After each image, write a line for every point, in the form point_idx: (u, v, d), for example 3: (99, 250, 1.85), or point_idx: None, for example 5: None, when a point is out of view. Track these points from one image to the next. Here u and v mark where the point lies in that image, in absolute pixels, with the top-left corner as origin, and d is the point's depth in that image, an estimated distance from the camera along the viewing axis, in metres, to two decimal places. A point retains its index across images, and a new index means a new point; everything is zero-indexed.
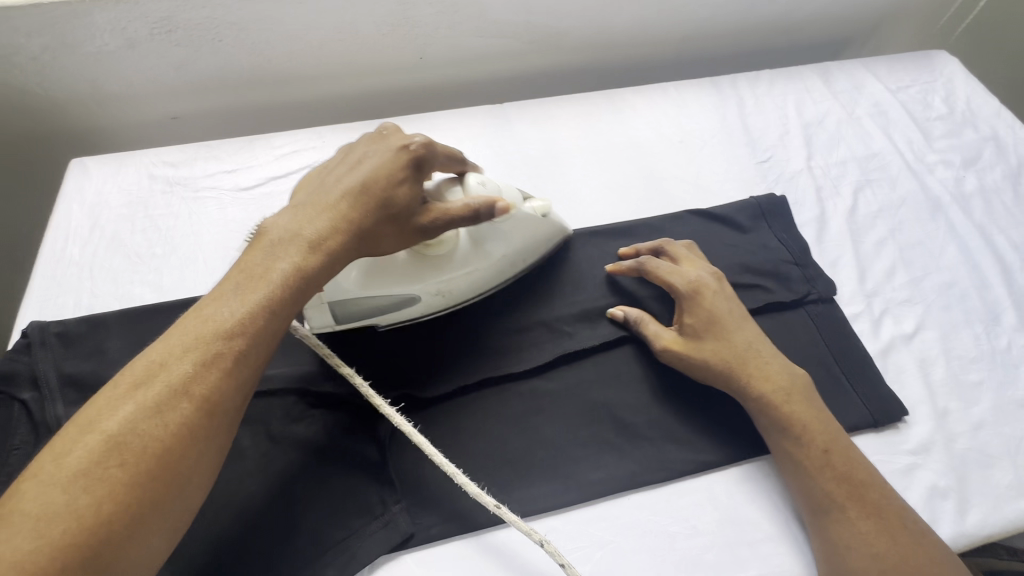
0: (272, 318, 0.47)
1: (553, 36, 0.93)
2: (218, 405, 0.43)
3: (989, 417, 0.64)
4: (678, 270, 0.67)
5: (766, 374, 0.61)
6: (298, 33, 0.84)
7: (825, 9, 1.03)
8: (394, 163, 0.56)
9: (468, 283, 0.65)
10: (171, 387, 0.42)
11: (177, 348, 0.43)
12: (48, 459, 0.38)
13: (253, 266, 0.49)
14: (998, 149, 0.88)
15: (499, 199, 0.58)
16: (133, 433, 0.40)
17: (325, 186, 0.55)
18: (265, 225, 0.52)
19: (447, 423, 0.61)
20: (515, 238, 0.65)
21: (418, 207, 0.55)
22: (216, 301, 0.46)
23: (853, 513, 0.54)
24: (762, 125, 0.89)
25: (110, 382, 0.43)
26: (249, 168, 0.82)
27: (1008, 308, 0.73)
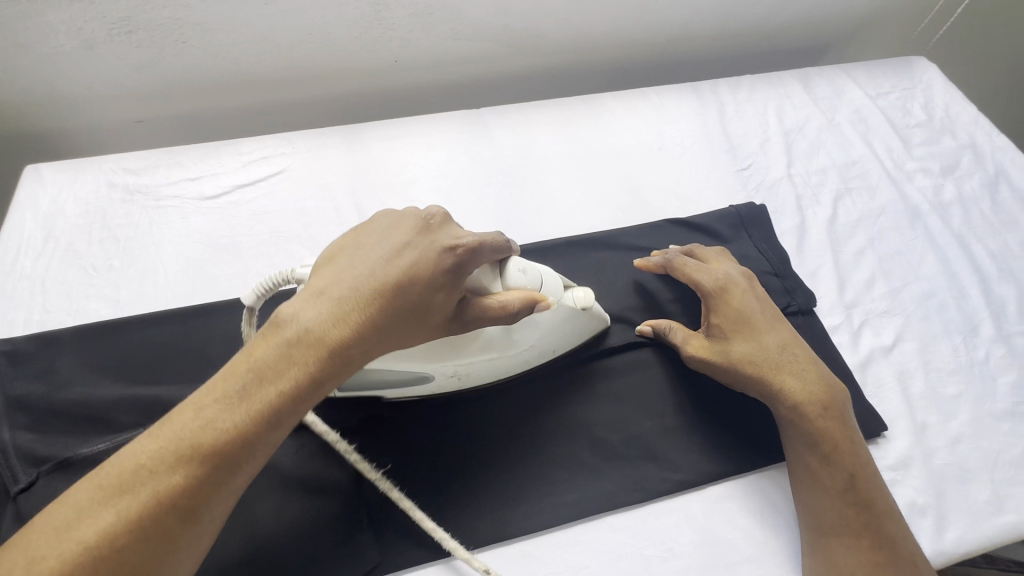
0: (271, 429, 0.43)
1: (530, 39, 0.91)
2: (202, 522, 0.40)
3: (967, 431, 0.64)
4: (706, 268, 0.67)
5: (804, 388, 0.60)
6: (265, 35, 0.81)
7: (805, 14, 1.03)
8: (436, 265, 0.47)
9: (486, 367, 0.58)
10: (154, 502, 0.38)
11: (168, 456, 0.39)
12: (22, 558, 0.36)
13: (263, 365, 0.43)
14: (976, 157, 0.88)
15: (540, 299, 0.52)
16: (108, 550, 0.37)
17: (357, 269, 0.47)
18: (285, 311, 0.45)
19: (417, 445, 0.59)
20: (547, 328, 0.59)
21: (449, 315, 0.49)
22: (215, 401, 0.42)
23: (862, 540, 0.54)
24: (742, 132, 0.88)
25: (94, 474, 0.39)
26: (214, 175, 0.79)
27: (986, 319, 0.73)
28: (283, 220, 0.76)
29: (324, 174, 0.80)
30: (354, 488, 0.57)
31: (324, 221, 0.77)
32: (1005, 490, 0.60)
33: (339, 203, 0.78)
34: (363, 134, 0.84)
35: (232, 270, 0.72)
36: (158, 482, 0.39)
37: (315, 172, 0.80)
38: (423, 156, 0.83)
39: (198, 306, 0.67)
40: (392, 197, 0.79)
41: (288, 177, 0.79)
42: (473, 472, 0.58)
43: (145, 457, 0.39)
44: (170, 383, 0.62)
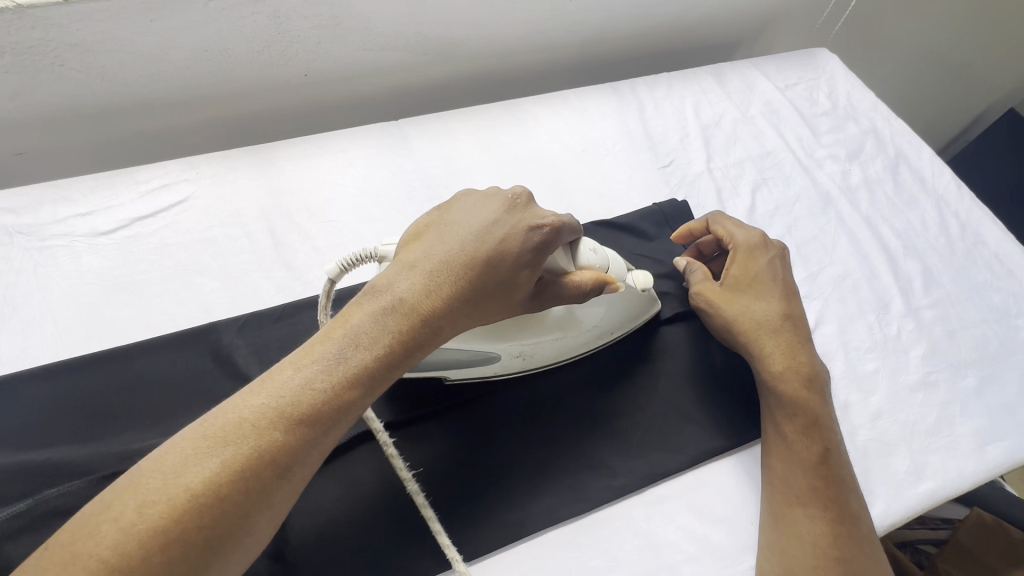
0: (364, 392, 0.44)
1: (446, 46, 0.89)
2: (296, 480, 0.41)
3: (886, 406, 0.67)
4: (744, 228, 0.70)
5: (790, 357, 0.62)
6: (155, 53, 0.75)
7: (715, 11, 1.06)
8: (525, 240, 0.51)
9: (552, 345, 0.61)
10: (257, 455, 0.39)
11: (274, 410, 0.41)
12: (130, 501, 0.36)
13: (361, 329, 0.45)
14: (878, 141, 0.94)
15: (610, 281, 0.56)
16: (213, 499, 0.37)
17: (449, 242, 0.51)
18: (382, 281, 0.48)
19: (347, 481, 0.56)
20: (611, 305, 0.62)
21: (531, 292, 0.53)
22: (317, 361, 0.43)
23: (829, 512, 0.54)
24: (662, 130, 0.90)
25: (198, 424, 0.40)
26: (109, 209, 0.73)
27: (896, 295, 0.76)
28: (189, 251, 0.71)
29: (232, 199, 0.75)
30: (283, 533, 0.53)
31: (235, 249, 0.72)
32: (922, 458, 0.63)
33: (251, 228, 0.74)
34: (274, 154, 0.80)
35: (133, 311, 0.66)
36: (263, 435, 0.40)
37: (221, 198, 0.75)
38: (340, 173, 0.79)
39: (93, 354, 0.61)
40: (308, 219, 0.75)
41: (194, 205, 0.74)
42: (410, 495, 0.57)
43: (249, 412, 0.40)
44: (64, 443, 0.56)
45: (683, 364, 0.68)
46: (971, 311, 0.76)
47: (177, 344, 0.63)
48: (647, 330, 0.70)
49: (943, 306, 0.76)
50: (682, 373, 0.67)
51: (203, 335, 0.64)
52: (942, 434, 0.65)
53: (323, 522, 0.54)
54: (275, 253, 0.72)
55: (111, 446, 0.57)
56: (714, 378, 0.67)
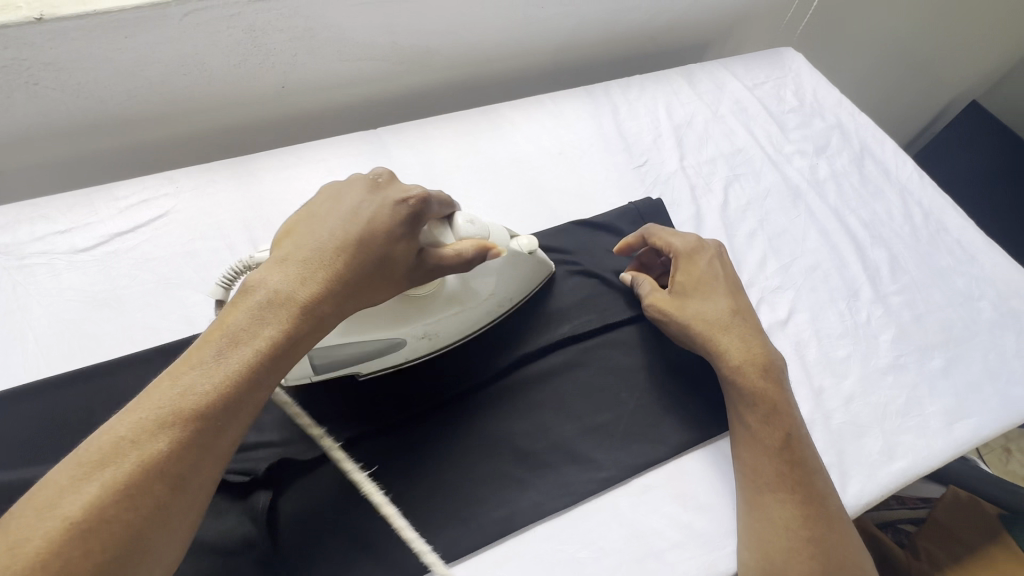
0: (253, 387, 0.43)
1: (421, 55, 0.91)
2: (192, 486, 0.40)
3: (858, 389, 0.69)
4: (678, 234, 0.73)
5: (744, 350, 0.64)
6: (131, 69, 0.75)
7: (684, 15, 1.09)
8: (392, 217, 0.51)
9: (454, 322, 0.63)
10: (141, 469, 0.38)
11: (153, 423, 0.39)
12: (2, 543, 0.34)
13: (237, 329, 0.44)
14: (844, 135, 0.97)
15: (492, 246, 0.57)
16: (99, 523, 0.36)
17: (318, 230, 0.50)
18: (254, 278, 0.47)
19: (336, 484, 0.57)
20: (502, 274, 0.65)
21: (412, 265, 0.53)
22: (196, 367, 0.42)
23: (798, 495, 0.56)
24: (635, 131, 0.92)
25: (71, 453, 0.39)
26: (88, 225, 0.73)
27: (865, 283, 0.79)
28: (170, 265, 0.71)
29: (213, 211, 0.76)
30: (274, 538, 0.54)
31: (217, 262, 0.72)
32: (894, 439, 0.66)
33: (233, 240, 0.74)
34: (255, 166, 0.81)
35: (114, 326, 0.66)
36: (144, 448, 0.39)
37: (202, 211, 0.76)
38: (322, 182, 0.81)
39: (75, 371, 0.61)
40: None
41: (174, 219, 0.75)
42: (396, 493, 0.58)
43: (126, 430, 0.39)
44: (48, 461, 0.57)
45: (661, 358, 0.70)
46: (936, 295, 0.79)
47: (161, 358, 0.64)
48: (626, 325, 0.72)
49: (910, 292, 0.79)
50: (661, 366, 0.69)
51: (187, 347, 0.65)
52: (912, 414, 0.68)
53: (313, 525, 0.55)
54: None
55: None
56: (692, 369, 0.69)
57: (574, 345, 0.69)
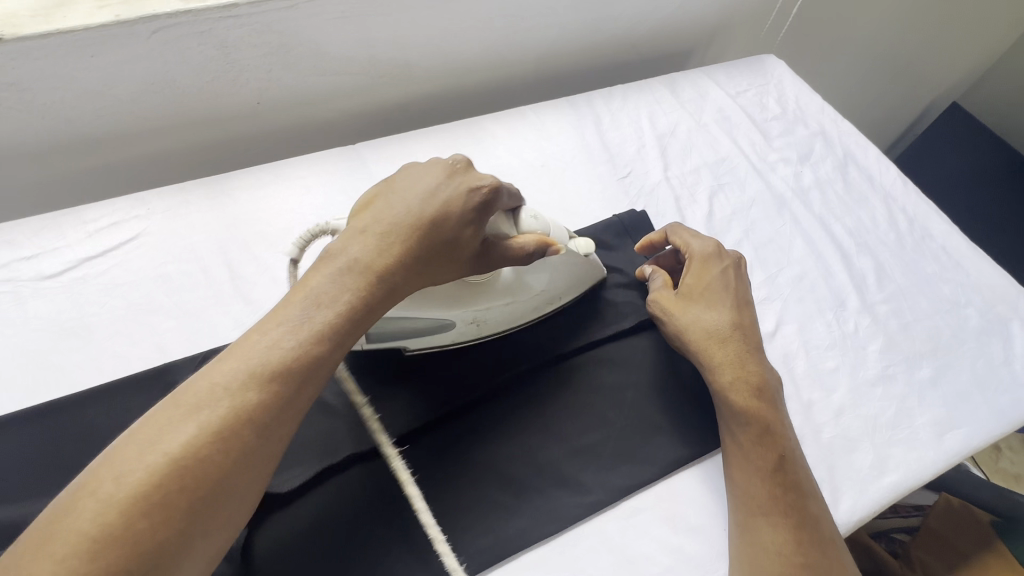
0: (329, 347, 0.47)
1: (400, 69, 0.89)
2: (273, 437, 0.44)
3: (847, 402, 0.68)
4: (699, 238, 0.73)
5: (738, 367, 0.63)
6: (99, 88, 0.73)
7: (665, 23, 1.08)
8: (466, 202, 0.55)
9: (502, 312, 0.66)
10: (233, 414, 0.42)
11: (244, 373, 0.44)
12: (109, 472, 0.38)
13: (319, 292, 0.49)
14: (827, 143, 0.97)
15: (552, 243, 0.61)
16: (195, 458, 0.40)
17: (396, 208, 0.53)
18: (334, 247, 0.52)
19: (313, 517, 0.55)
20: (557, 271, 0.67)
21: (478, 250, 0.56)
22: (281, 325, 0.47)
23: (790, 519, 0.55)
24: (618, 141, 0.91)
25: (172, 396, 0.43)
26: (55, 250, 0.70)
27: (852, 292, 0.79)
28: (141, 290, 0.69)
29: (187, 233, 0.74)
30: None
31: (190, 286, 0.70)
32: (885, 452, 0.65)
33: (206, 263, 0.72)
34: (229, 186, 0.79)
35: (82, 356, 0.64)
36: (236, 395, 0.43)
37: (175, 233, 0.74)
38: (298, 201, 0.79)
39: (41, 405, 0.59)
40: (266, 249, 0.74)
41: (146, 242, 0.73)
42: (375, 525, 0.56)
43: (221, 377, 0.43)
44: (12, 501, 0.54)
45: (649, 374, 0.68)
46: (922, 303, 0.79)
47: (132, 389, 0.61)
48: (613, 341, 0.70)
49: (897, 300, 0.79)
50: (648, 383, 0.68)
51: (159, 376, 0.62)
52: (902, 426, 0.67)
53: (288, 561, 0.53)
54: (231, 287, 0.71)
55: None
56: (680, 385, 0.68)
57: (559, 364, 0.68)
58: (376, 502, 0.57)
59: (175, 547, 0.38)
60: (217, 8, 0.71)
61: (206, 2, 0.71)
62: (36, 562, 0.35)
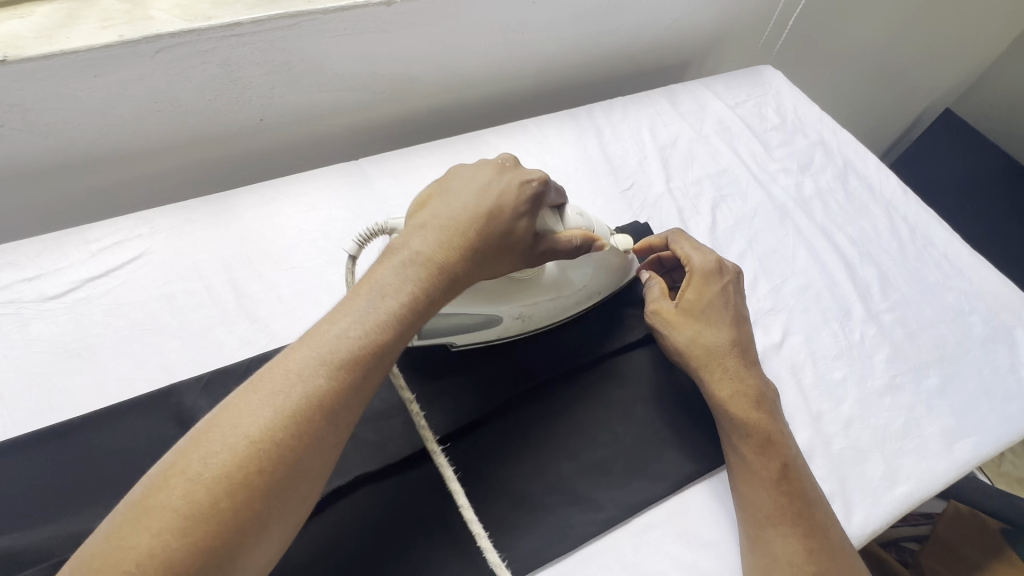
0: (397, 337, 0.48)
1: (402, 84, 0.90)
2: (342, 425, 0.45)
3: (856, 412, 0.68)
4: (701, 250, 0.72)
5: (738, 381, 0.63)
6: (102, 107, 0.73)
7: (663, 35, 1.10)
8: (519, 196, 0.58)
9: (547, 307, 0.67)
10: (308, 400, 0.43)
11: (315, 361, 0.44)
12: (193, 456, 0.40)
13: (385, 283, 0.50)
14: (826, 152, 0.98)
15: (598, 239, 0.64)
16: (272, 444, 0.41)
17: (453, 205, 0.57)
18: (398, 241, 0.54)
19: (325, 538, 0.55)
20: (599, 268, 0.69)
21: (532, 241, 0.59)
22: (350, 314, 0.48)
23: (798, 529, 0.55)
24: (620, 153, 0.91)
25: (247, 383, 0.44)
26: (56, 272, 0.70)
27: (856, 301, 0.79)
28: (145, 310, 0.69)
29: (191, 251, 0.74)
30: None
31: (194, 305, 0.70)
32: (895, 462, 0.65)
33: (211, 281, 0.72)
34: (232, 203, 0.79)
35: (86, 379, 0.63)
36: (308, 383, 0.44)
37: (179, 252, 0.73)
38: (303, 217, 0.79)
39: (45, 429, 0.58)
40: (271, 266, 0.74)
41: (150, 261, 0.72)
42: (390, 540, 0.56)
43: (294, 364, 0.44)
44: (16, 528, 0.54)
45: (657, 388, 0.68)
46: (927, 311, 0.79)
47: (137, 411, 0.61)
48: (620, 354, 0.70)
49: (901, 308, 0.79)
50: (657, 396, 0.67)
51: (163, 398, 0.62)
52: (912, 436, 0.67)
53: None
54: (236, 306, 0.70)
55: (68, 528, 0.54)
56: (690, 398, 0.68)
57: (567, 379, 0.67)
58: (392, 517, 0.57)
59: (255, 528, 0.39)
60: (220, 27, 0.71)
61: (210, 21, 0.71)
62: (130, 535, 0.37)
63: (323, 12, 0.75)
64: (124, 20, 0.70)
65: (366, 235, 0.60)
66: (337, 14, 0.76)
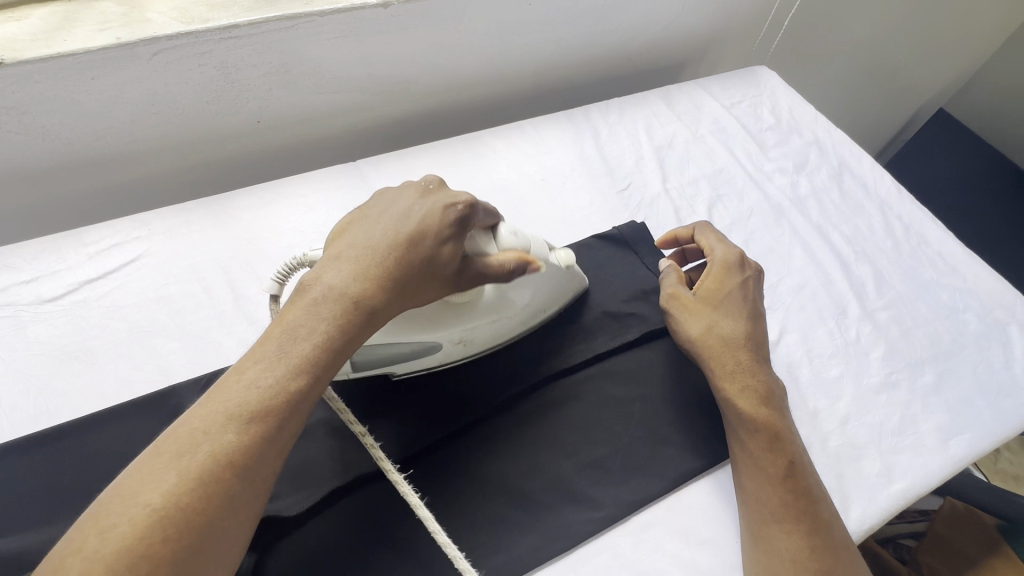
0: (310, 382, 0.47)
1: (400, 85, 0.90)
2: (256, 478, 0.44)
3: (852, 409, 0.69)
4: (724, 244, 0.73)
5: (748, 376, 0.63)
6: (99, 110, 0.73)
7: (659, 36, 1.10)
8: (441, 221, 0.57)
9: (488, 330, 0.65)
10: (214, 457, 0.42)
11: (221, 416, 0.43)
12: (93, 530, 0.38)
13: (296, 325, 0.49)
14: (821, 152, 0.98)
15: (531, 259, 0.61)
16: (178, 508, 0.39)
17: (368, 233, 0.56)
18: (310, 278, 0.53)
19: (326, 538, 0.55)
20: (539, 287, 0.67)
21: (457, 267, 0.58)
22: (259, 364, 0.47)
23: (802, 527, 0.55)
24: (616, 154, 0.92)
25: (150, 449, 0.42)
26: (54, 274, 0.70)
27: (852, 299, 0.79)
28: (143, 312, 0.69)
29: (189, 254, 0.74)
30: None
31: (193, 306, 0.70)
32: (891, 459, 0.65)
33: (209, 282, 0.72)
34: (230, 206, 0.79)
35: (84, 381, 0.63)
36: (214, 440, 0.42)
37: (177, 254, 0.74)
38: (301, 219, 0.79)
39: (45, 431, 0.58)
40: (269, 268, 0.74)
41: (148, 263, 0.72)
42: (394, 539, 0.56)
43: (200, 421, 0.43)
44: (14, 531, 0.53)
45: (654, 387, 0.68)
46: (922, 309, 0.80)
47: (135, 413, 0.61)
48: (618, 354, 0.70)
49: (897, 306, 0.80)
50: (655, 394, 0.68)
51: (162, 399, 0.62)
52: (907, 432, 0.68)
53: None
54: (235, 307, 0.70)
55: (66, 530, 0.54)
56: (687, 396, 0.68)
57: (565, 379, 0.68)
58: (395, 517, 0.57)
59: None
60: (218, 30, 0.71)
61: (208, 24, 0.71)
62: None
63: (321, 14, 0.75)
64: (122, 22, 0.70)
65: (287, 268, 0.58)
66: (334, 16, 0.76)
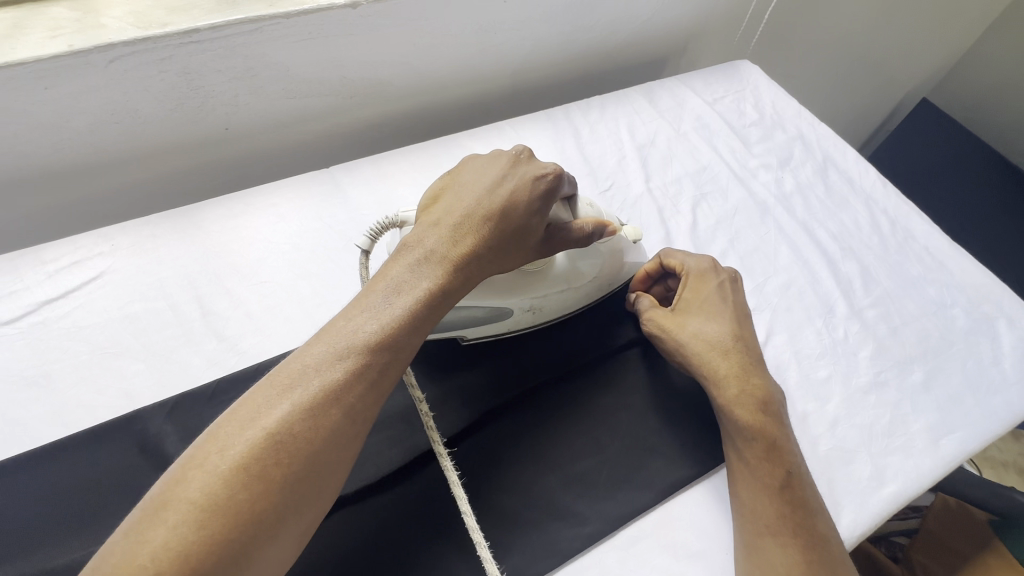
0: (410, 334, 0.50)
1: (372, 87, 0.87)
2: (361, 419, 0.46)
3: (842, 411, 0.67)
4: (685, 255, 0.72)
5: (743, 381, 0.62)
6: (55, 121, 0.70)
7: (640, 32, 1.08)
8: (532, 191, 0.58)
9: (558, 300, 0.68)
10: (324, 393, 0.44)
11: (331, 355, 0.46)
12: (213, 448, 0.41)
13: (399, 280, 0.52)
14: (805, 147, 0.97)
15: (609, 224, 0.64)
16: (290, 435, 0.42)
17: (464, 198, 0.58)
18: (411, 239, 0.55)
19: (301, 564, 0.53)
20: (607, 259, 0.70)
21: (543, 236, 0.60)
22: (365, 311, 0.49)
23: (798, 540, 0.53)
24: (599, 154, 0.90)
25: (265, 379, 0.45)
26: (11, 294, 0.66)
27: (839, 297, 0.78)
28: (106, 332, 0.66)
29: (154, 269, 0.71)
30: None
31: (159, 325, 0.67)
32: (882, 461, 0.64)
33: (175, 299, 0.69)
34: (197, 218, 0.76)
35: (43, 408, 0.60)
36: (326, 376, 0.45)
37: (142, 270, 0.71)
38: (272, 229, 0.76)
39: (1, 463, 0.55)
40: (238, 282, 0.71)
41: (111, 281, 0.69)
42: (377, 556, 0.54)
43: (312, 358, 0.46)
44: None
45: (641, 394, 0.67)
46: (909, 306, 0.79)
47: (100, 440, 0.58)
48: (603, 361, 0.69)
49: (884, 304, 0.79)
50: (641, 402, 0.66)
51: (128, 424, 0.59)
52: (898, 434, 0.66)
53: None
54: (203, 324, 0.68)
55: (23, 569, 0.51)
56: (674, 403, 0.66)
57: (548, 389, 0.66)
58: (381, 532, 0.55)
59: (270, 523, 0.40)
60: (176, 34, 0.68)
61: (165, 28, 0.68)
62: (147, 530, 0.37)
63: (286, 16, 0.72)
64: (74, 29, 0.67)
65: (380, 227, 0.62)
66: (299, 18, 0.73)
